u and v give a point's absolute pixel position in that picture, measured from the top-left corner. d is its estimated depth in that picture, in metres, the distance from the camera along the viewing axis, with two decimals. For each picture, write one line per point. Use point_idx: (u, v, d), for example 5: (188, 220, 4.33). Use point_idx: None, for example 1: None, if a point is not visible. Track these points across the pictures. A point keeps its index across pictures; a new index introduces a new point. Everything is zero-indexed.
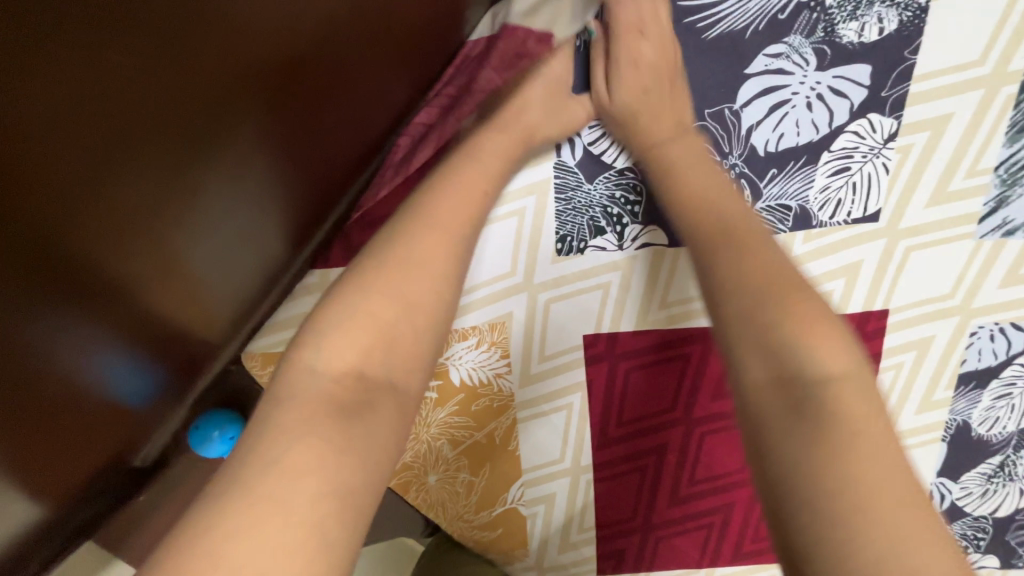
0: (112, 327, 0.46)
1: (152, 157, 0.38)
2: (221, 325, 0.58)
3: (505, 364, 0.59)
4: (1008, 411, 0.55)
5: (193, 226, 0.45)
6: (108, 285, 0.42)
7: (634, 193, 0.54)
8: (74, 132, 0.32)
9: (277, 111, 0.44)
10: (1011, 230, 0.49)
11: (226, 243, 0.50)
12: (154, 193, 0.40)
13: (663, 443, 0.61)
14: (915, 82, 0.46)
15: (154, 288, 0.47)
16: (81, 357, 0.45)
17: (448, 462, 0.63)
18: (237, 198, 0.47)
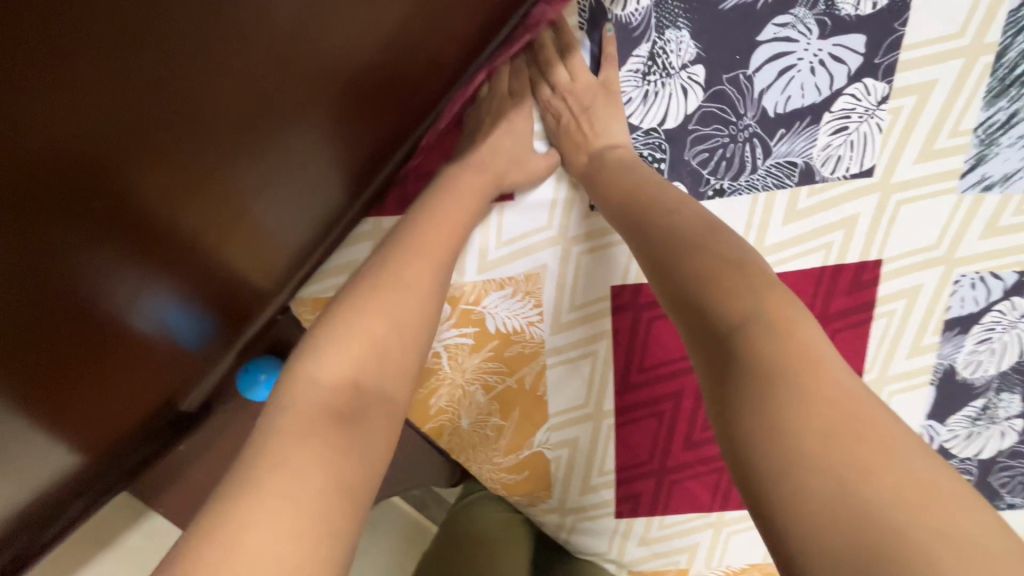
0: (180, 277, 0.54)
1: (248, 112, 0.45)
2: (272, 275, 0.64)
3: (537, 313, 0.65)
4: (989, 355, 0.62)
5: (248, 159, 0.49)
6: (186, 237, 0.50)
7: (661, 150, 0.59)
8: (230, 101, 0.43)
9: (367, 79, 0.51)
10: (989, 186, 0.56)
11: (285, 200, 0.56)
12: (233, 149, 0.47)
13: (680, 389, 0.66)
14: (905, 51, 0.53)
15: (219, 237, 0.53)
16: (163, 302, 0.54)
17: (481, 406, 0.68)
18: (285, 139, 0.50)
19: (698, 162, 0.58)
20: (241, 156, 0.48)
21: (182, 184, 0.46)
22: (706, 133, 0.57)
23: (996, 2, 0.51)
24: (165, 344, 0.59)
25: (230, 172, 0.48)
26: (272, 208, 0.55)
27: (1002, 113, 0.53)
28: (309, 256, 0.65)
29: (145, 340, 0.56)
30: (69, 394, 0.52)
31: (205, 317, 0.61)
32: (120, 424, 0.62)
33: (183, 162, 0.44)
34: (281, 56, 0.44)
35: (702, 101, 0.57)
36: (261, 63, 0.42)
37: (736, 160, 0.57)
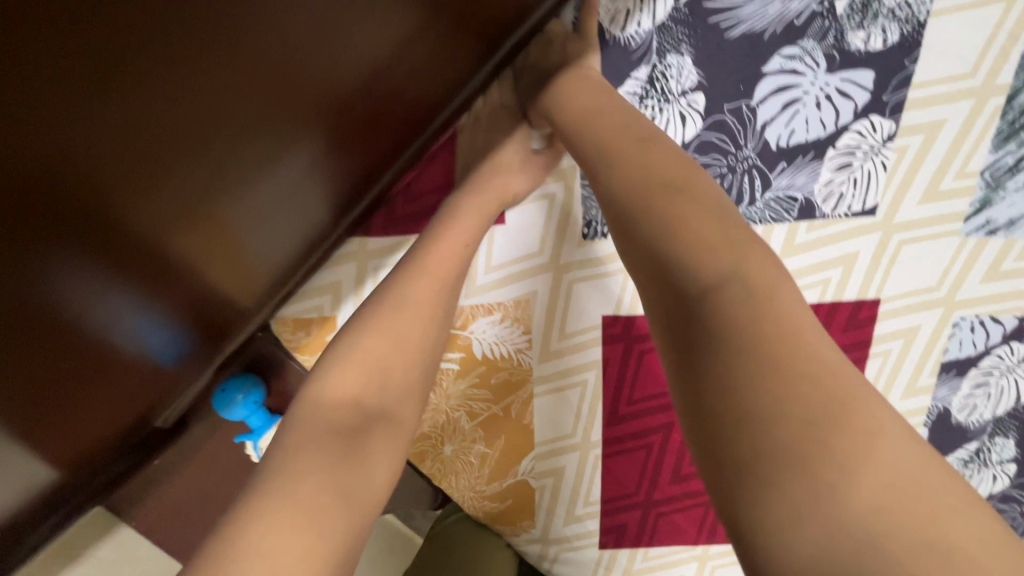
0: (155, 291, 0.51)
1: (232, 125, 0.42)
2: (255, 292, 0.61)
3: (525, 340, 0.63)
4: (984, 399, 0.61)
5: (225, 174, 0.46)
6: (161, 251, 0.48)
7: None
8: (212, 115, 0.41)
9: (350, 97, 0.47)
10: (993, 230, 0.54)
11: (268, 219, 0.53)
12: (212, 166, 0.44)
13: (669, 422, 0.65)
14: (914, 89, 0.51)
15: (198, 253, 0.51)
16: (137, 317, 0.52)
17: (465, 433, 0.66)
18: (266, 156, 0.47)
19: None
20: (218, 171, 0.45)
21: (157, 203, 0.43)
22: (704, 163, 0.55)
23: (1007, 44, 0.49)
24: (141, 358, 0.57)
25: (211, 188, 0.46)
26: (251, 226, 0.53)
27: (1009, 156, 0.52)
28: (292, 277, 0.62)
29: (111, 353, 0.53)
30: (35, 408, 0.50)
31: (184, 331, 0.59)
32: (91, 438, 0.59)
33: (149, 171, 0.41)
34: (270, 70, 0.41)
35: (701, 130, 0.54)
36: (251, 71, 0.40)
37: (735, 192, 0.55)
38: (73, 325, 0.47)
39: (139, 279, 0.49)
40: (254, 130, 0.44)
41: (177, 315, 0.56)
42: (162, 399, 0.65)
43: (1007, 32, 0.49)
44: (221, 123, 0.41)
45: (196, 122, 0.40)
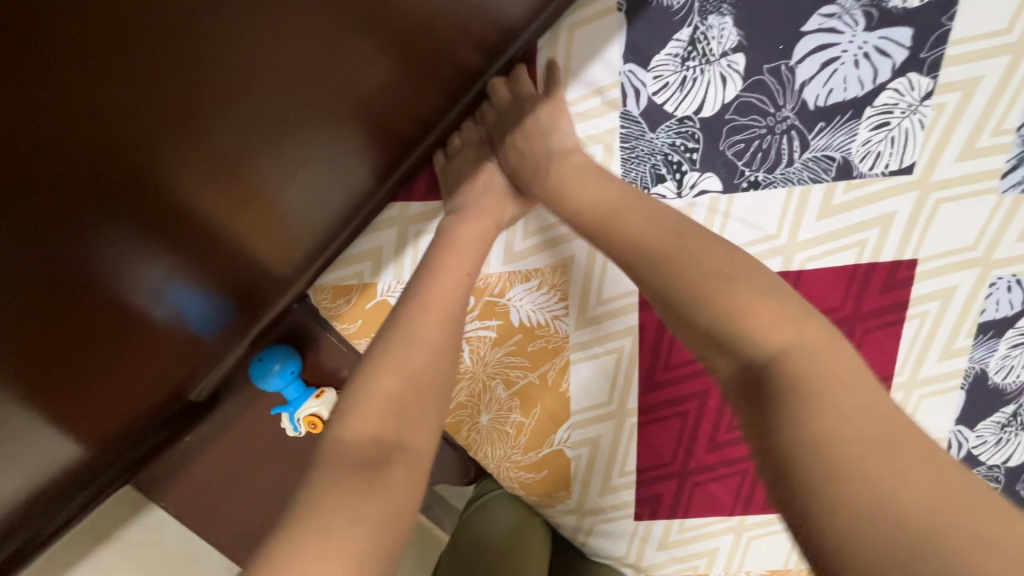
0: (195, 263, 0.52)
1: (280, 90, 0.43)
2: (288, 264, 0.61)
3: (562, 307, 0.63)
4: (1021, 360, 0.61)
5: (274, 133, 0.45)
6: (205, 220, 0.48)
7: (694, 140, 0.56)
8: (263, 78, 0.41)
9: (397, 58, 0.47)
10: None
11: (307, 189, 0.54)
12: (258, 132, 0.44)
13: (706, 388, 0.65)
14: (951, 46, 0.52)
15: (238, 222, 0.51)
16: (177, 289, 0.52)
17: (501, 402, 0.66)
18: (314, 116, 0.47)
19: (734, 153, 0.56)
20: (268, 129, 0.45)
21: (206, 170, 0.44)
22: (744, 124, 0.56)
23: None
24: (177, 332, 0.57)
25: (256, 155, 0.46)
26: (294, 191, 0.52)
27: None
28: (329, 244, 0.62)
29: (152, 322, 0.53)
30: (76, 379, 0.50)
31: (219, 304, 0.59)
32: (126, 412, 0.60)
33: (202, 132, 0.41)
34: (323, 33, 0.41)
35: (741, 91, 0.55)
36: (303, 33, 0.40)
37: (773, 153, 0.56)
38: (118, 291, 0.47)
39: (184, 244, 0.49)
40: (305, 85, 0.44)
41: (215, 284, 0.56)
42: (197, 369, 0.65)
43: None
44: (270, 87, 0.42)
45: (250, 71, 0.40)
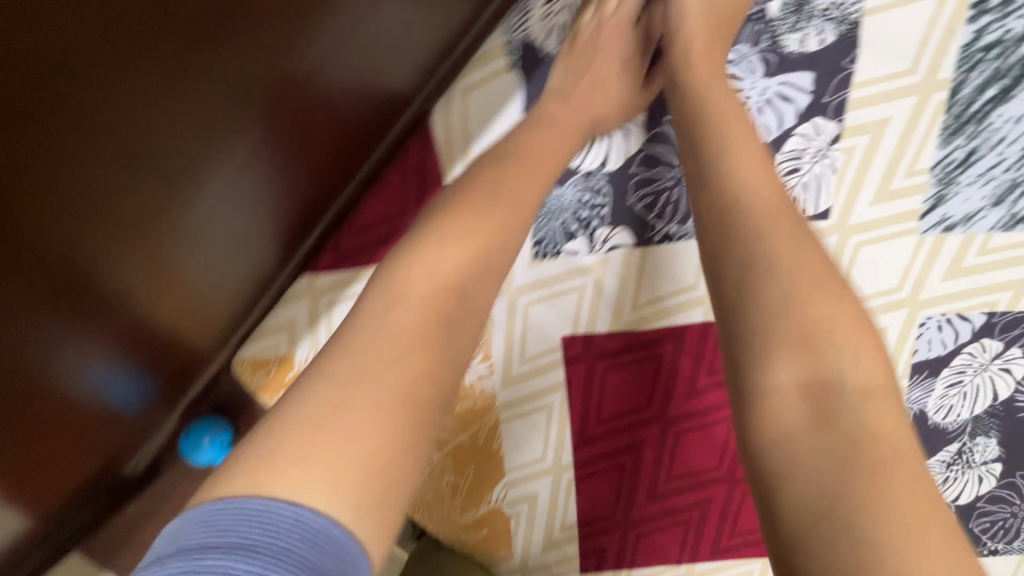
0: (114, 339, 0.49)
1: (182, 159, 0.42)
2: (211, 332, 0.60)
3: (486, 368, 0.62)
4: (961, 399, 0.59)
5: (182, 187, 0.43)
6: (112, 296, 0.45)
7: (601, 195, 0.55)
8: (161, 146, 0.40)
9: (280, 128, 0.47)
10: (949, 226, 0.53)
11: (220, 256, 0.52)
12: (158, 203, 0.43)
13: (640, 441, 0.63)
14: (855, 89, 0.50)
15: (151, 295, 0.49)
16: (95, 367, 0.49)
17: (434, 463, 0.65)
18: (222, 170, 0.45)
19: (643, 206, 0.55)
20: (175, 183, 0.43)
21: (106, 243, 0.41)
22: (650, 177, 0.54)
23: (947, 38, 0.49)
24: (103, 408, 0.54)
25: (158, 226, 0.44)
26: (212, 245, 0.50)
27: (959, 150, 0.51)
28: (259, 299, 0.60)
29: (81, 392, 0.49)
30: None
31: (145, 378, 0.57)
32: (49, 497, 0.56)
33: (101, 203, 0.38)
34: (229, 96, 0.41)
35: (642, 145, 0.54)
36: (205, 101, 0.40)
37: (684, 204, 0.54)
38: (35, 365, 0.43)
39: (101, 313, 0.45)
40: (213, 132, 0.42)
41: (150, 347, 0.53)
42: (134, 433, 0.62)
43: (943, 27, 0.49)
44: (170, 157, 0.41)
45: (164, 117, 0.38)
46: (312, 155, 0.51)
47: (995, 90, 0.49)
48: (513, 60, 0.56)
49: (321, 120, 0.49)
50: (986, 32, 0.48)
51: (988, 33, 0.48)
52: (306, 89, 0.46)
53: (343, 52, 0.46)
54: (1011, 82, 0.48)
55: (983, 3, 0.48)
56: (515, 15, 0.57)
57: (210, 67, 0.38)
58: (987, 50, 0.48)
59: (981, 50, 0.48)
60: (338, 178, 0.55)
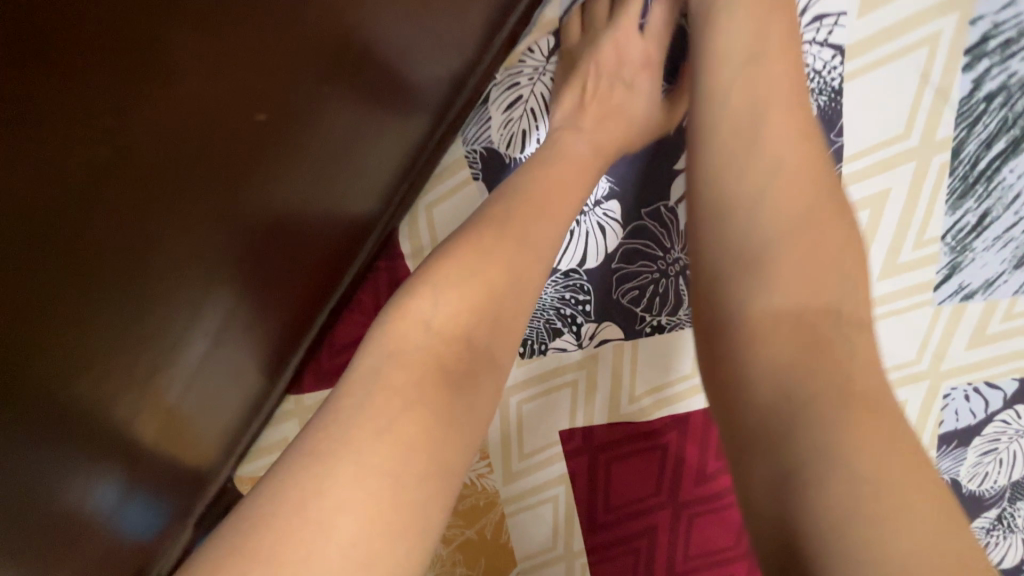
0: (128, 462, 0.44)
1: (179, 279, 0.39)
2: (218, 448, 0.55)
3: (486, 465, 0.60)
4: (996, 467, 0.52)
5: (179, 300, 0.40)
6: (107, 417, 0.40)
7: (583, 292, 0.53)
8: (161, 266, 0.37)
9: (268, 251, 0.45)
10: (969, 294, 0.49)
11: (224, 365, 0.49)
12: (155, 318, 0.39)
13: (652, 525, 0.59)
14: (847, 162, 0.48)
15: (152, 411, 0.44)
16: (105, 493, 0.44)
17: (444, 559, 0.62)
18: (213, 296, 0.43)
19: (629, 300, 0.53)
20: (171, 301, 0.40)
21: (101, 364, 0.37)
22: (633, 270, 0.52)
23: (944, 91, 0.45)
24: (110, 538, 0.48)
25: (156, 341, 0.40)
26: (212, 361, 0.47)
27: (971, 214, 0.47)
28: (262, 411, 0.57)
29: (94, 521, 0.45)
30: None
31: (156, 504, 0.51)
32: None
33: (94, 325, 0.35)
34: (235, 217, 0.40)
35: (623, 239, 0.52)
36: (209, 221, 0.38)
37: (672, 295, 0.52)
38: (34, 491, 0.38)
39: (94, 440, 0.40)
40: (202, 267, 0.40)
41: (166, 464, 0.49)
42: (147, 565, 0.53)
43: (937, 82, 0.45)
44: (170, 275, 0.38)
45: (153, 261, 0.36)
46: (300, 275, 0.50)
47: (1003, 144, 0.45)
48: (475, 170, 0.55)
49: (307, 238, 0.48)
50: (985, 80, 0.45)
51: (989, 79, 0.45)
52: (297, 220, 0.45)
53: (321, 179, 0.45)
54: (1020, 132, 0.45)
55: (979, 48, 0.44)
56: (473, 124, 0.55)
57: (219, 182, 0.37)
58: (988, 100, 0.45)
59: (982, 101, 0.45)
60: (319, 295, 0.53)
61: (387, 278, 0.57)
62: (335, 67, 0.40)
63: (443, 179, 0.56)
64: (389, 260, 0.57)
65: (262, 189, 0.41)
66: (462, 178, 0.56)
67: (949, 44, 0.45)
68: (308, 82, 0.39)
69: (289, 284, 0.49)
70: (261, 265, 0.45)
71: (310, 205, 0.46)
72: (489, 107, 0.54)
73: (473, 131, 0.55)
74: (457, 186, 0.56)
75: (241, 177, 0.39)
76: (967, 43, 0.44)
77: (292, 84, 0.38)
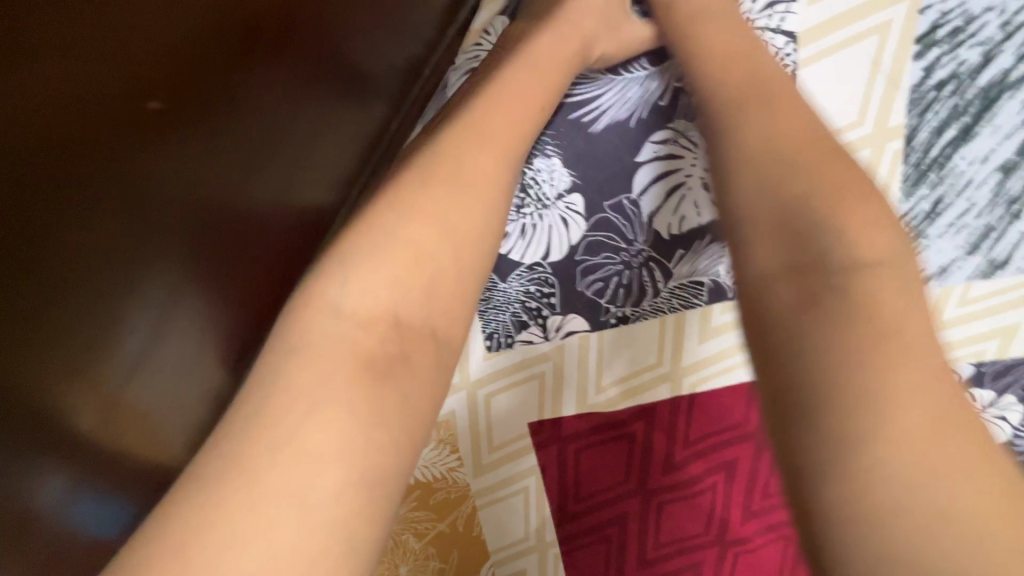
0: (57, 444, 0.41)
1: (90, 262, 0.38)
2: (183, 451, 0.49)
3: (456, 458, 0.60)
4: None
5: (105, 278, 0.39)
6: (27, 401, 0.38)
7: (548, 285, 0.53)
8: (67, 242, 0.36)
9: (203, 236, 0.43)
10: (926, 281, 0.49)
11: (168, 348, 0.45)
12: (71, 295, 0.37)
13: (623, 513, 0.60)
14: None
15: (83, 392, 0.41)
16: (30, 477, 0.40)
17: (417, 553, 0.62)
18: (141, 285, 0.41)
19: (594, 292, 0.53)
20: (91, 281, 0.38)
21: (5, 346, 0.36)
22: (597, 263, 0.52)
23: (897, 79, 0.46)
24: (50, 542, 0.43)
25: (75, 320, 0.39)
26: (156, 351, 0.45)
27: (924, 202, 0.48)
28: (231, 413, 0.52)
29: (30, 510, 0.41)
30: None
31: (110, 505, 0.46)
32: None
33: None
34: (150, 199, 0.39)
35: (586, 231, 0.52)
36: (122, 198, 0.37)
37: (636, 286, 0.52)
38: None
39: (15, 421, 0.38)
40: (121, 261, 0.39)
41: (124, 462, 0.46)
42: None
43: (887, 72, 0.46)
44: (79, 253, 0.37)
45: (54, 246, 0.36)
46: (251, 270, 0.47)
47: (955, 131, 0.46)
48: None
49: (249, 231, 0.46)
50: (935, 68, 0.45)
51: (940, 68, 0.45)
52: (238, 208, 0.44)
53: (250, 171, 0.43)
54: (971, 119, 0.45)
55: (930, 36, 0.45)
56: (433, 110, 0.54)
57: (125, 159, 0.37)
58: (939, 89, 0.45)
59: (933, 90, 0.45)
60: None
61: None
62: (238, 50, 0.39)
63: None
64: None
65: (185, 172, 0.40)
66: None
67: (901, 32, 0.45)
68: (209, 65, 0.38)
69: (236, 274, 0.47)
70: (194, 251, 0.43)
71: (248, 192, 0.44)
72: (448, 94, 0.53)
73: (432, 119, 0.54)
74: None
75: (153, 160, 0.38)
76: (917, 32, 0.45)
77: (188, 66, 0.37)
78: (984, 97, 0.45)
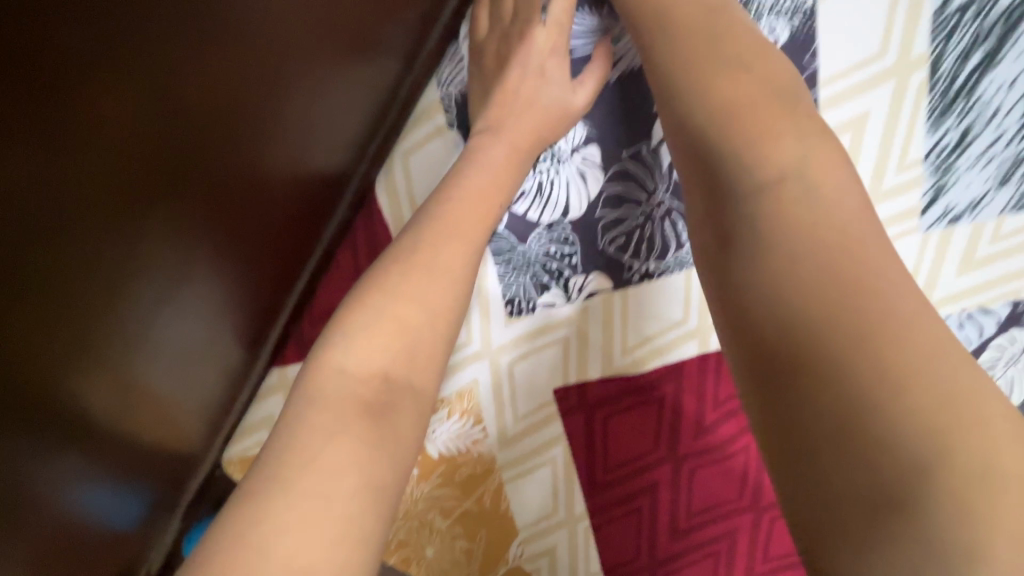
0: (93, 444, 0.42)
1: (168, 206, 0.37)
2: (200, 429, 0.54)
3: (481, 430, 0.58)
4: None
5: (164, 236, 0.38)
6: (91, 358, 0.38)
7: (569, 244, 0.53)
8: (152, 183, 0.35)
9: (224, 203, 0.42)
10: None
11: (190, 338, 0.46)
12: (153, 245, 0.37)
13: (655, 482, 0.58)
14: (824, 87, 0.46)
15: (116, 372, 0.40)
16: (62, 483, 0.41)
17: (443, 532, 0.60)
18: (180, 249, 0.40)
19: (616, 248, 0.52)
20: (158, 234, 0.37)
21: (94, 294, 0.35)
22: (618, 217, 0.52)
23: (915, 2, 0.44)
24: (97, 529, 0.47)
25: (140, 278, 0.38)
26: (175, 328, 0.44)
27: (951, 133, 0.46)
28: (242, 388, 0.56)
29: (62, 505, 0.42)
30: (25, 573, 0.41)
31: (138, 486, 0.49)
32: None
33: (102, 248, 0.34)
34: (218, 136, 0.38)
35: (605, 185, 0.51)
36: (201, 137, 0.36)
37: (659, 239, 0.51)
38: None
39: (62, 393, 0.37)
40: (151, 228, 0.36)
41: (138, 444, 0.46)
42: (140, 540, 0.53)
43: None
44: (164, 195, 0.36)
45: (87, 249, 0.33)
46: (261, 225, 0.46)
47: (978, 58, 0.44)
48: (451, 116, 0.55)
49: (260, 202, 0.45)
50: None
51: None
52: (252, 170, 0.42)
53: (264, 125, 0.41)
54: (995, 43, 0.44)
55: None
56: (447, 64, 0.55)
57: (206, 95, 0.35)
58: (961, 13, 0.44)
59: (955, 14, 0.44)
60: (296, 257, 0.53)
61: (364, 240, 0.56)
62: None
63: (419, 124, 0.55)
64: (364, 221, 0.56)
65: (248, 103, 0.39)
66: (439, 124, 0.55)
67: None
68: None
69: (257, 241, 0.47)
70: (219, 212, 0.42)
71: (265, 148, 0.42)
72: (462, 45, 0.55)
73: (449, 68, 0.55)
74: (433, 134, 0.55)
75: (231, 96, 0.37)
76: None
77: None
78: (1007, 20, 0.43)
